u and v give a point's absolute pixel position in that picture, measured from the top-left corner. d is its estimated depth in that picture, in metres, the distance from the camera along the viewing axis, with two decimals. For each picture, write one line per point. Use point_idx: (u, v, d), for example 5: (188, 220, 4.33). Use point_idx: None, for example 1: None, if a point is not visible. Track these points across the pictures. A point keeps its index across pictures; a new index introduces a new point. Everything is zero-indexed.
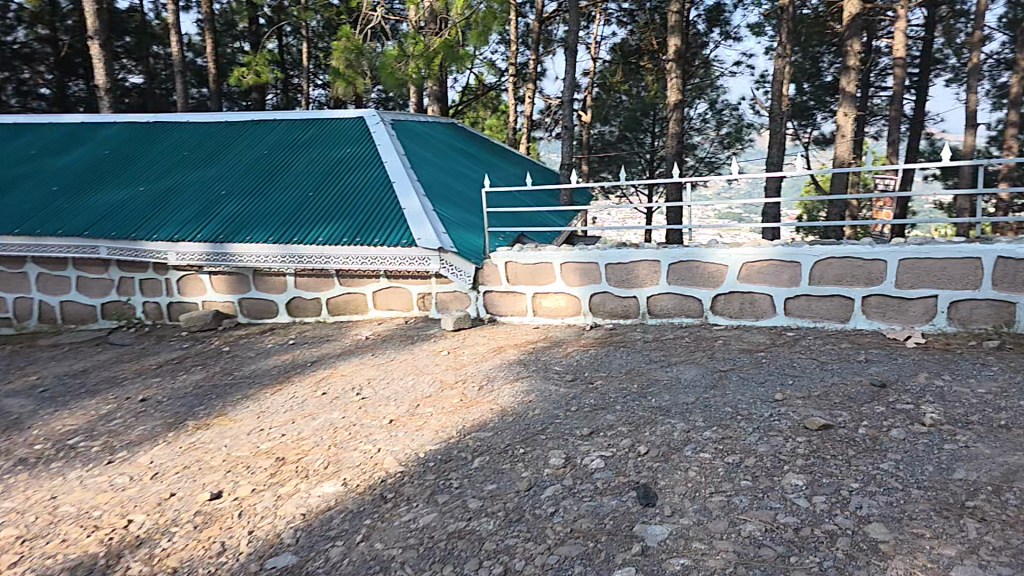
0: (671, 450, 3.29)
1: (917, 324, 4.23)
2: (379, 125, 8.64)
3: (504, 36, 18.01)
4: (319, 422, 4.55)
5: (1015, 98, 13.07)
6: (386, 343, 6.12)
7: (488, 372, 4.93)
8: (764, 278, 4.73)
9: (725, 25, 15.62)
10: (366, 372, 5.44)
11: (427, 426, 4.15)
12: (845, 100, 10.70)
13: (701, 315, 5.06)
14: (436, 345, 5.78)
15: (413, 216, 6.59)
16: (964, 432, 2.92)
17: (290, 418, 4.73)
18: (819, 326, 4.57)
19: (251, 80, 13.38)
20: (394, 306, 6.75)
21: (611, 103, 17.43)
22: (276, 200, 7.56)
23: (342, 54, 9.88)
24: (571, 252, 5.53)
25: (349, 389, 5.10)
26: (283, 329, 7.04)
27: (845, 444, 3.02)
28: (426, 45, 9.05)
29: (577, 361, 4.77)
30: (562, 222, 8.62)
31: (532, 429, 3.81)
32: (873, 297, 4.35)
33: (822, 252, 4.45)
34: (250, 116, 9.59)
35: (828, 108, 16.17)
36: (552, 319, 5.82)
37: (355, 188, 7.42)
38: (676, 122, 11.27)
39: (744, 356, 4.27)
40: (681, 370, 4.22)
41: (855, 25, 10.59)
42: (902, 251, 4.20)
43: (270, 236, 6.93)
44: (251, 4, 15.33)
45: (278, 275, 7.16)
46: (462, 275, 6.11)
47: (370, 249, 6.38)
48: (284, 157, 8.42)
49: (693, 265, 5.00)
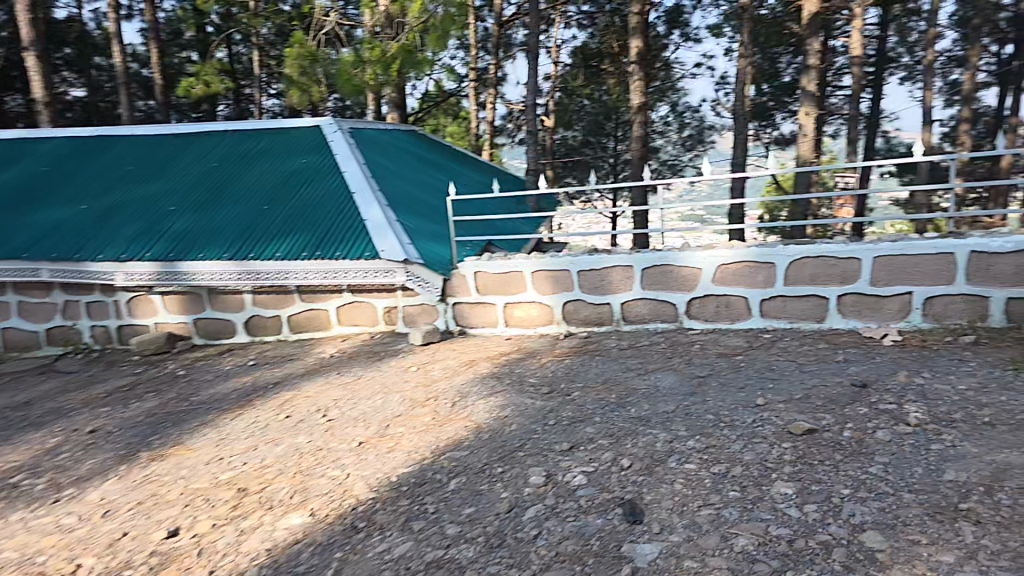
0: (655, 462, 3.16)
1: (893, 321, 4.22)
2: (336, 134, 8.40)
3: (463, 42, 17.96)
4: (283, 448, 4.31)
5: (968, 94, 13.52)
6: (352, 361, 5.89)
7: (460, 387, 4.75)
8: (739, 279, 4.68)
9: (685, 26, 15.81)
10: (332, 392, 5.20)
11: (399, 447, 3.96)
12: (806, 99, 10.97)
13: (676, 320, 4.99)
14: (405, 361, 5.58)
15: (378, 228, 6.38)
16: (949, 431, 2.88)
17: (253, 444, 4.47)
18: (795, 327, 4.54)
19: (200, 90, 12.99)
20: (360, 321, 6.53)
21: (573, 107, 17.39)
22: (229, 214, 7.27)
23: (295, 60, 9.64)
24: (543, 260, 5.41)
25: (315, 411, 4.86)
26: (242, 350, 6.75)
27: (831, 449, 2.94)
28: (383, 50, 8.89)
29: (552, 372, 4.63)
30: (530, 229, 8.49)
31: (509, 446, 3.66)
32: (848, 295, 4.33)
33: (797, 252, 4.42)
34: (200, 126, 9.25)
35: (788, 108, 16.60)
36: (524, 329, 5.69)
37: (313, 199, 7.18)
38: (640, 125, 11.28)
39: (721, 361, 4.20)
40: (660, 378, 4.12)
41: (815, 23, 10.80)
42: (877, 249, 4.18)
43: (225, 252, 6.63)
44: (199, 12, 14.90)
45: (235, 293, 6.87)
46: (430, 287, 5.93)
47: (332, 263, 6.16)
48: (238, 169, 8.12)
49: (668, 269, 4.92)
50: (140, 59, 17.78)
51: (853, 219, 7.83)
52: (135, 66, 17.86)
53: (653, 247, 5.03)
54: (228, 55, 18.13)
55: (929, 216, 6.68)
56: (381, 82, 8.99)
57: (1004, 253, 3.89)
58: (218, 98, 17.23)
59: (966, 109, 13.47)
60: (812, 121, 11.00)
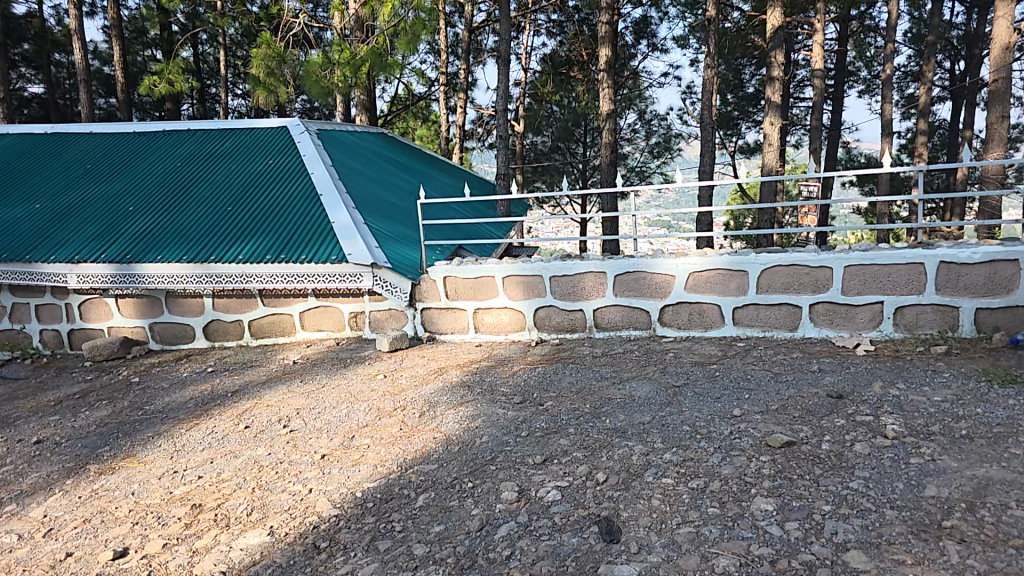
0: (631, 476, 3.06)
1: (865, 331, 4.21)
2: (303, 134, 8.17)
3: (433, 46, 17.86)
4: (241, 461, 4.09)
5: (923, 108, 13.90)
6: (317, 368, 5.68)
7: (429, 396, 4.59)
8: (712, 287, 4.63)
9: (651, 37, 15.92)
10: (295, 401, 4.99)
11: (364, 460, 3.78)
12: (771, 109, 11.11)
13: (649, 327, 4.92)
14: (372, 368, 5.39)
15: (343, 231, 6.18)
16: (928, 444, 2.84)
17: (210, 456, 4.24)
18: (768, 336, 4.50)
19: (163, 89, 12.49)
20: (325, 326, 6.33)
21: (542, 114, 16.93)
22: (190, 215, 6.97)
23: (262, 61, 9.33)
24: (514, 265, 5.29)
25: (276, 422, 4.64)
26: (201, 355, 6.47)
27: (810, 462, 2.87)
28: (353, 53, 8.65)
29: (524, 381, 4.51)
30: (500, 233, 8.36)
31: (479, 459, 3.51)
32: (821, 304, 4.31)
33: (769, 260, 4.39)
34: (161, 125, 8.92)
35: (752, 118, 16.84)
36: (494, 336, 5.57)
37: (279, 200, 6.94)
38: (608, 132, 11.27)
39: (696, 370, 4.13)
40: (634, 387, 4.03)
41: (779, 36, 10.86)
42: (848, 257, 4.17)
43: (184, 254, 6.35)
44: (161, 9, 14.47)
45: (194, 296, 6.60)
46: (398, 292, 5.75)
47: (296, 266, 5.93)
48: (200, 168, 7.83)
49: (640, 276, 4.85)
50: (100, 55, 17.19)
51: (818, 228, 7.85)
52: (95, 62, 17.28)
53: (625, 253, 4.96)
54: (192, 53, 17.66)
55: (889, 226, 6.80)
56: (350, 84, 8.76)
57: (973, 263, 3.90)
58: (180, 97, 16.76)
59: (922, 122, 13.80)
60: (777, 131, 11.15)
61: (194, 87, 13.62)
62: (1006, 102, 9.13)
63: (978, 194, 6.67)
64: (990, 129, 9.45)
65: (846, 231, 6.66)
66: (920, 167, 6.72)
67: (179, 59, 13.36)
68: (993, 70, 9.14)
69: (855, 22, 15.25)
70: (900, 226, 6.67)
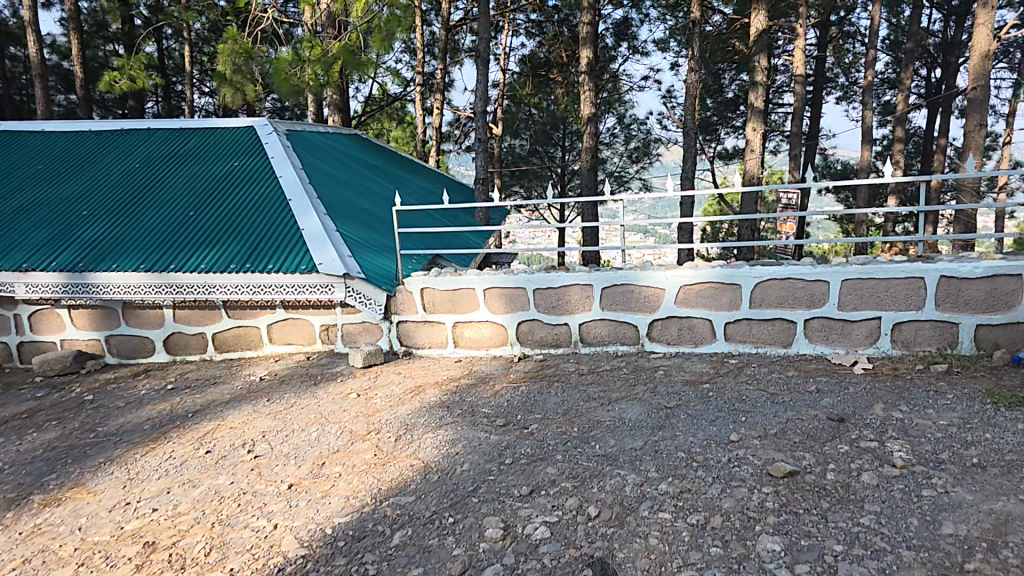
0: (626, 510, 2.82)
1: (861, 347, 4.07)
2: (271, 135, 7.81)
3: (409, 45, 17.56)
4: (200, 492, 3.75)
5: (901, 116, 14.04)
6: (285, 386, 5.35)
7: (405, 418, 4.32)
8: (703, 301, 4.45)
9: (632, 39, 15.84)
10: (260, 424, 4.66)
11: (333, 492, 3.49)
12: (753, 114, 11.15)
13: (637, 342, 4.74)
14: (344, 386, 5.09)
15: (315, 239, 5.86)
16: (939, 474, 2.68)
17: (165, 486, 3.90)
18: (761, 352, 4.34)
19: (123, 85, 12.00)
20: (295, 340, 6.02)
21: (521, 116, 17.15)
22: (149, 220, 6.58)
23: (228, 56, 8.94)
24: (495, 277, 5.06)
25: (239, 446, 4.32)
26: (161, 370, 6.10)
27: (816, 495, 2.68)
28: (325, 49, 8.34)
29: (507, 401, 4.26)
30: (479, 241, 8.12)
31: (460, 490, 3.26)
32: (815, 320, 4.16)
33: (764, 273, 4.23)
34: (121, 124, 8.48)
35: (731, 123, 16.80)
36: (474, 351, 5.33)
37: (244, 206, 6.59)
38: (590, 136, 11.08)
39: (688, 390, 3.94)
40: (624, 409, 3.82)
41: (762, 41, 10.91)
42: (844, 272, 4.03)
43: (142, 262, 5.98)
44: (125, 3, 13.88)
45: (154, 307, 6.23)
46: (372, 304, 5.46)
47: (263, 277, 5.60)
48: (161, 171, 7.43)
49: (628, 289, 4.66)
50: (57, 49, 16.45)
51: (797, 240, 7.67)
52: (52, 56, 16.51)
53: (613, 265, 4.75)
54: (156, 49, 17.02)
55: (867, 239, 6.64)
56: (322, 82, 8.44)
57: (975, 277, 3.78)
58: (144, 94, 16.17)
59: (899, 130, 13.99)
60: (759, 136, 11.16)
61: (157, 83, 13.11)
62: (983, 110, 9.20)
63: (953, 206, 6.56)
64: (967, 137, 9.51)
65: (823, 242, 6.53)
66: (893, 177, 6.65)
67: (140, 54, 12.88)
68: (972, 79, 9.26)
69: (835, 28, 15.39)
70: (876, 237, 6.52)
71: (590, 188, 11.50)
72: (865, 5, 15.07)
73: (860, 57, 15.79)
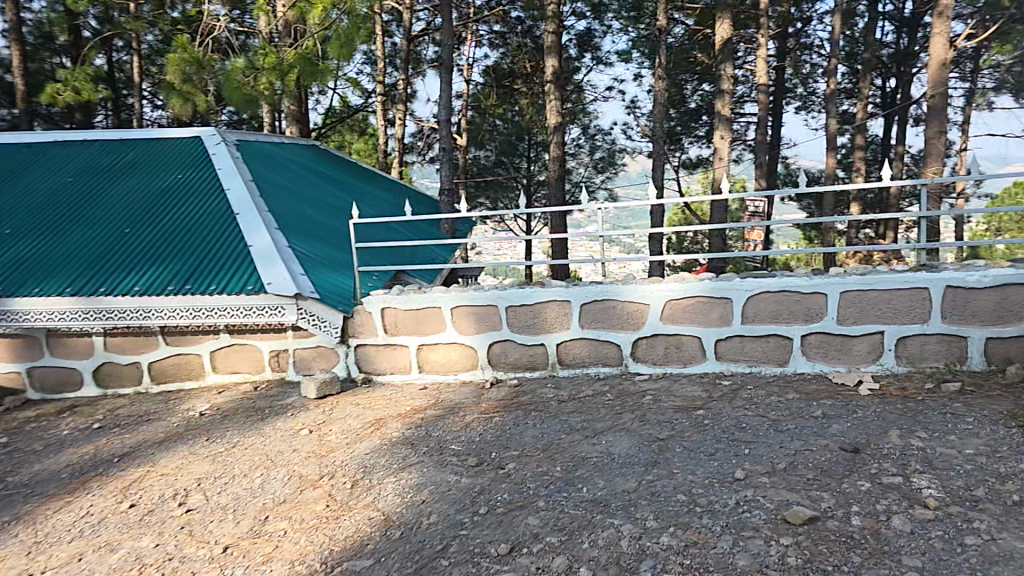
0: (624, 571, 2.40)
1: (863, 364, 3.76)
2: (219, 145, 7.18)
3: (370, 56, 17.10)
4: (119, 558, 3.17)
5: (861, 123, 14.09)
6: (229, 422, 4.78)
7: (366, 459, 3.84)
8: (690, 317, 4.10)
9: (596, 50, 15.64)
10: (197, 469, 4.10)
11: (277, 556, 2.97)
12: (721, 124, 11.00)
13: (620, 364, 4.35)
14: (296, 421, 4.56)
15: (263, 257, 5.33)
16: (980, 516, 2.34)
17: (76, 551, 3.29)
18: (755, 371, 4.00)
19: (67, 97, 11.22)
20: (241, 368, 5.46)
21: (486, 127, 16.72)
22: (81, 239, 5.93)
23: (177, 66, 8.30)
24: (464, 294, 4.63)
25: (169, 499, 3.75)
26: (89, 406, 5.45)
27: (842, 547, 2.31)
28: (280, 57, 7.75)
29: (480, 435, 3.82)
30: (442, 256, 7.63)
31: (427, 550, 2.78)
32: (813, 335, 3.84)
33: (756, 285, 3.90)
34: (54, 134, 7.75)
35: (694, 133, 16.60)
36: (441, 375, 4.86)
37: (187, 222, 5.98)
38: (557, 146, 10.74)
39: (680, 418, 3.55)
40: (613, 442, 3.42)
41: (728, 50, 10.78)
42: (843, 283, 3.72)
43: (68, 286, 5.34)
44: (72, 14, 13.05)
45: (81, 335, 5.59)
46: (327, 328, 4.96)
47: (206, 300, 5.04)
48: (97, 184, 6.75)
49: (610, 305, 4.28)
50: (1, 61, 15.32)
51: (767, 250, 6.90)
52: None
53: (591, 279, 4.37)
54: (109, 61, 16.11)
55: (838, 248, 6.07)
56: (277, 92, 7.85)
57: (982, 288, 3.51)
58: (95, 107, 15.24)
59: (860, 137, 14.05)
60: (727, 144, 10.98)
61: (108, 95, 12.31)
62: (943, 117, 9.17)
63: (920, 211, 6.22)
64: (929, 146, 9.45)
65: (788, 251, 6.07)
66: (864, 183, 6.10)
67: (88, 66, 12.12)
68: (931, 87, 9.22)
69: (791, 40, 15.44)
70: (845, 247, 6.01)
71: (557, 199, 11.12)
72: (820, 17, 15.16)
73: (818, 68, 15.82)
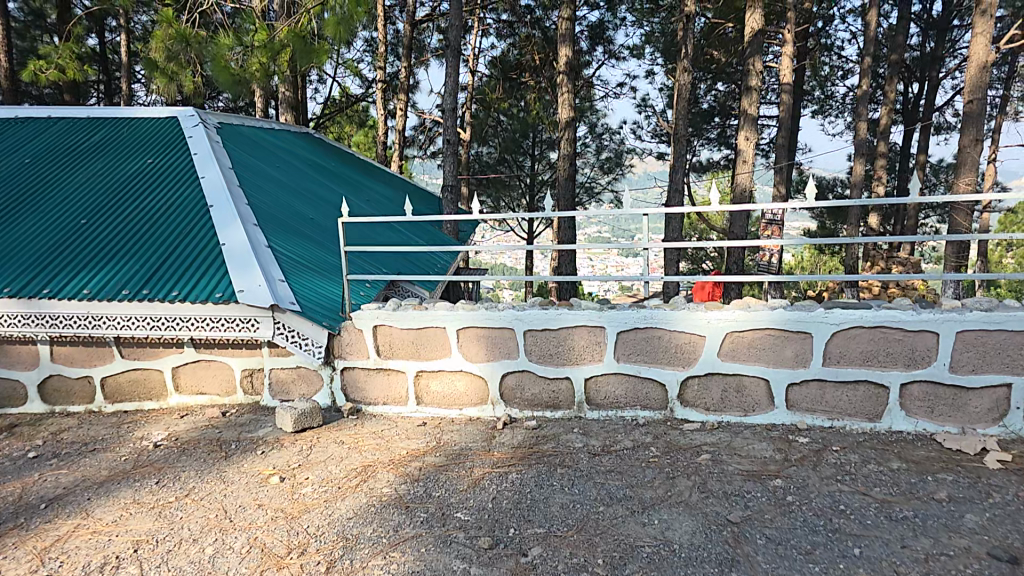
0: None
1: (980, 425, 3.04)
2: (195, 126, 6.33)
3: (368, 42, 16.29)
4: None
5: (886, 128, 13.23)
6: (186, 460, 3.91)
7: (344, 525, 2.99)
8: (756, 354, 3.32)
9: (609, 42, 14.82)
10: (136, 527, 3.15)
11: None
12: (747, 123, 10.16)
13: (664, 409, 3.57)
14: (266, 464, 3.72)
15: (237, 258, 4.51)
16: None
17: None
18: (837, 426, 3.24)
19: (51, 74, 10.31)
20: (207, 389, 4.64)
21: (490, 121, 15.86)
22: (29, 228, 5.09)
23: (163, 42, 7.51)
24: (473, 314, 3.84)
25: (93, 570, 2.80)
26: (32, 426, 4.59)
27: None
28: (271, 35, 6.87)
29: (494, 503, 3.00)
30: (441, 261, 6.77)
31: None
32: (916, 384, 3.09)
33: (846, 318, 3.13)
34: (19, 111, 6.89)
35: (705, 135, 15.75)
36: (443, 410, 4.07)
37: (154, 214, 5.13)
38: (568, 142, 9.73)
39: (755, 491, 2.77)
40: (671, 523, 2.63)
41: (757, 42, 9.92)
42: (962, 321, 2.97)
43: (8, 285, 4.48)
44: None
45: (24, 342, 4.73)
46: (311, 348, 4.12)
47: (166, 308, 4.20)
48: (57, 166, 5.90)
49: (655, 335, 3.49)
50: None
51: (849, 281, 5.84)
52: None
53: (632, 302, 3.58)
54: (98, 42, 15.11)
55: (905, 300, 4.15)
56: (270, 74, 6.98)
57: None
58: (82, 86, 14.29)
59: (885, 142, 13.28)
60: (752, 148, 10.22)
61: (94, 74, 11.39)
62: (979, 125, 8.31)
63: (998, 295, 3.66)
64: (962, 154, 8.63)
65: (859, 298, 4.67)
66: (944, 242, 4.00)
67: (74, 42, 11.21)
68: (970, 91, 8.46)
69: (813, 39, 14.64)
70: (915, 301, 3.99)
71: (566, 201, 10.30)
72: (844, 15, 14.39)
73: (836, 71, 15.12)
